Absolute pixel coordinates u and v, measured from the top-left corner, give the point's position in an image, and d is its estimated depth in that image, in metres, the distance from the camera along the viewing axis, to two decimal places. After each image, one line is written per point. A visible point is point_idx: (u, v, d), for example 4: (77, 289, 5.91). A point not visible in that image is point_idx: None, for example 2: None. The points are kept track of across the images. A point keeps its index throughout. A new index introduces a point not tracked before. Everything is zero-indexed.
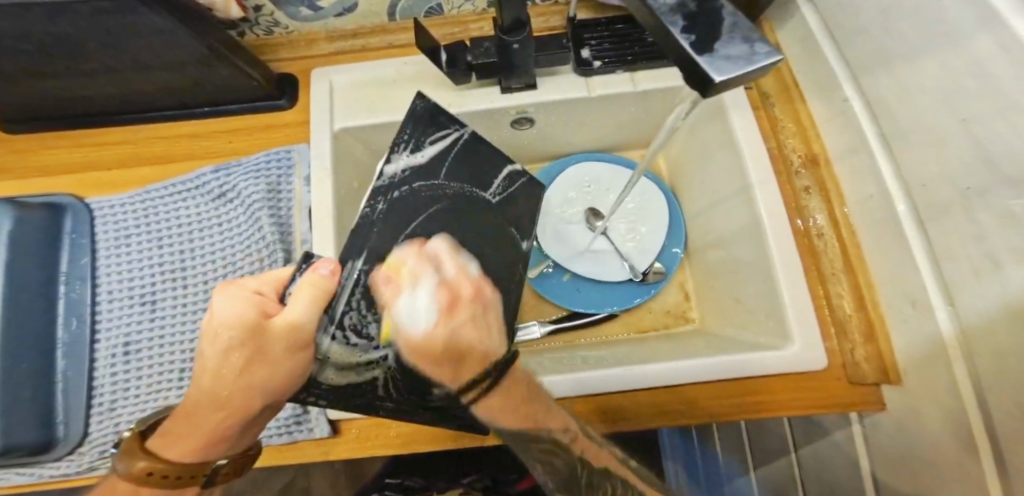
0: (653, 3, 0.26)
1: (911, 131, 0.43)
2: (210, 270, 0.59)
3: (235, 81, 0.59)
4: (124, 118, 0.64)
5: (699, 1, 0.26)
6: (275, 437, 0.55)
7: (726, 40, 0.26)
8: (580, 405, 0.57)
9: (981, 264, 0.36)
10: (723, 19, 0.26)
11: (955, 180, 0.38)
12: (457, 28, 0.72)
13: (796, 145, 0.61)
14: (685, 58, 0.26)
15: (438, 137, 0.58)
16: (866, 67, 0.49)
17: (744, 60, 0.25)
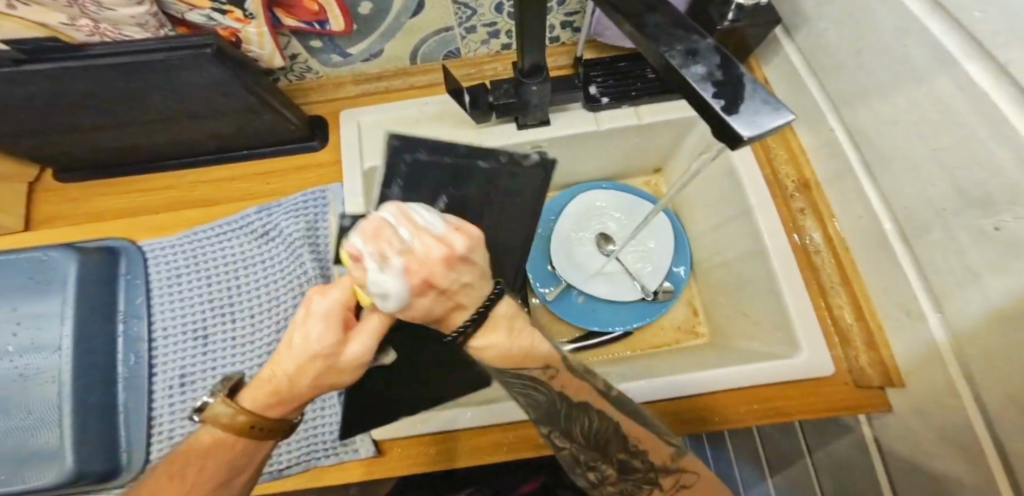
0: (686, 72, 0.33)
1: (901, 159, 0.49)
2: (257, 305, 0.63)
3: (276, 125, 0.63)
4: (170, 165, 0.68)
5: (724, 71, 0.33)
6: (323, 459, 0.59)
7: (749, 101, 0.31)
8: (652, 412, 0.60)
9: (965, 275, 0.42)
10: (744, 84, 0.32)
11: (943, 203, 0.44)
12: (474, 69, 0.79)
13: (790, 171, 0.67)
14: (717, 117, 0.31)
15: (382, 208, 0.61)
16: (855, 101, 0.55)
17: (764, 118, 0.31)
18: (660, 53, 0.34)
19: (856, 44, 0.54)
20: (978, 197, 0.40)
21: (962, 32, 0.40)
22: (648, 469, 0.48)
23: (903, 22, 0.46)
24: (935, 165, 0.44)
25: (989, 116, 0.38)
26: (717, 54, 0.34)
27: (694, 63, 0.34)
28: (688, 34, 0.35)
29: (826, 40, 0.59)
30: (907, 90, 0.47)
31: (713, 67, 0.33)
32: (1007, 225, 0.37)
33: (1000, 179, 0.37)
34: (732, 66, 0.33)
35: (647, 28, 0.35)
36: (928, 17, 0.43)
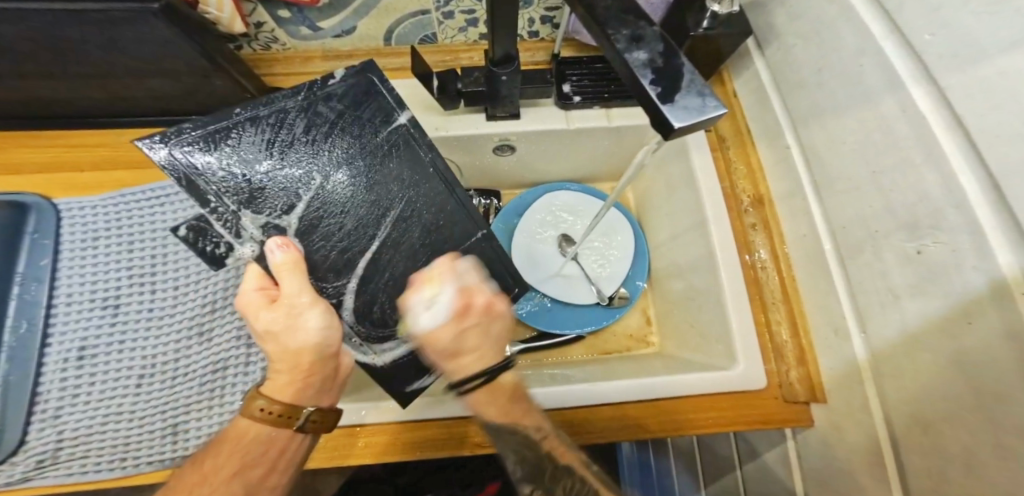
0: (628, 58, 0.33)
1: (845, 184, 0.49)
2: (182, 278, 0.62)
3: (230, 93, 0.61)
4: (103, 120, 0.64)
5: (664, 59, 0.33)
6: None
7: (685, 90, 0.32)
8: (585, 420, 0.59)
9: (886, 295, 0.43)
10: (680, 72, 0.32)
11: (877, 224, 0.44)
12: (448, 57, 0.78)
13: (746, 186, 0.67)
14: (652, 104, 0.32)
15: (224, 183, 0.46)
16: (813, 120, 0.56)
17: (696, 108, 0.31)
18: (606, 36, 0.34)
19: (818, 63, 0.55)
20: (904, 221, 0.41)
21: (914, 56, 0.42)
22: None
23: (863, 43, 0.47)
24: (873, 189, 0.45)
25: (927, 141, 0.39)
26: (660, 42, 0.34)
27: (637, 48, 0.33)
28: (639, 20, 0.35)
29: (793, 57, 0.60)
30: (858, 111, 0.48)
31: (656, 54, 0.33)
32: (928, 249, 0.38)
33: (926, 203, 0.38)
34: (676, 56, 0.33)
35: (597, 10, 0.35)
36: (886, 40, 0.44)
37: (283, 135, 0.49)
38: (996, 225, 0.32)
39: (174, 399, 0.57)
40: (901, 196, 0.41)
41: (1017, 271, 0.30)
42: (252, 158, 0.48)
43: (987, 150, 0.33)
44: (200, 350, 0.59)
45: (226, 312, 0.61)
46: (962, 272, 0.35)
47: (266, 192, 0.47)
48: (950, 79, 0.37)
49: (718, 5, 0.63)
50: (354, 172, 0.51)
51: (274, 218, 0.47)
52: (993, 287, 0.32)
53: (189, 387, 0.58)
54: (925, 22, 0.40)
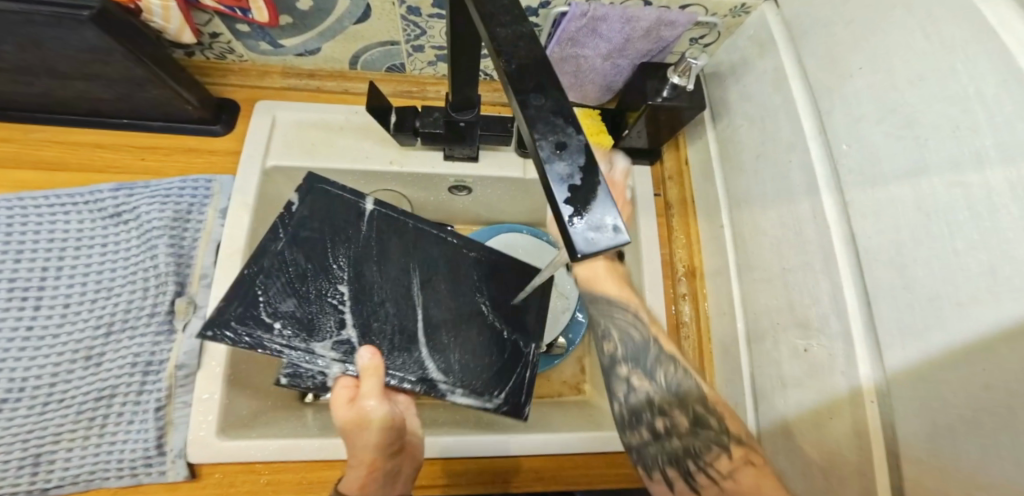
0: (548, 168, 0.27)
1: (763, 275, 0.50)
2: (78, 293, 0.54)
3: (168, 101, 0.59)
4: (21, 116, 0.60)
5: (586, 175, 0.27)
6: (109, 481, 0.48)
7: (598, 213, 0.27)
8: (502, 466, 0.58)
9: (777, 382, 0.46)
10: (598, 190, 0.27)
11: (785, 318, 0.45)
12: (415, 88, 0.77)
13: (682, 255, 0.67)
14: (561, 225, 0.27)
15: (325, 340, 0.51)
16: (739, 203, 0.57)
17: (602, 235, 0.27)
18: (530, 138, 0.28)
19: (754, 150, 0.54)
20: (801, 318, 0.42)
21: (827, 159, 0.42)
22: (723, 431, 0.44)
23: (793, 139, 0.47)
24: (782, 282, 0.46)
25: (825, 248, 0.40)
26: (584, 153, 0.28)
27: (559, 155, 0.28)
28: (568, 122, 0.29)
29: (737, 138, 0.59)
30: (779, 204, 0.48)
31: (578, 168, 0.27)
32: (813, 348, 0.40)
33: (820, 307, 0.40)
34: (598, 171, 0.28)
35: (528, 107, 0.29)
36: (813, 140, 0.44)
37: (292, 270, 0.52)
38: (864, 340, 0.35)
39: (41, 427, 0.48)
40: (805, 299, 0.42)
41: (875, 386, 0.34)
42: (307, 301, 0.52)
43: (865, 266, 0.36)
44: (82, 376, 0.51)
45: (123, 336, 0.53)
46: (833, 375, 0.38)
47: (317, 321, 0.51)
48: (854, 196, 0.38)
49: (680, 78, 0.59)
50: (369, 267, 0.56)
51: (336, 336, 0.51)
52: (854, 394, 0.36)
53: (63, 414, 0.49)
54: (842, 132, 0.40)
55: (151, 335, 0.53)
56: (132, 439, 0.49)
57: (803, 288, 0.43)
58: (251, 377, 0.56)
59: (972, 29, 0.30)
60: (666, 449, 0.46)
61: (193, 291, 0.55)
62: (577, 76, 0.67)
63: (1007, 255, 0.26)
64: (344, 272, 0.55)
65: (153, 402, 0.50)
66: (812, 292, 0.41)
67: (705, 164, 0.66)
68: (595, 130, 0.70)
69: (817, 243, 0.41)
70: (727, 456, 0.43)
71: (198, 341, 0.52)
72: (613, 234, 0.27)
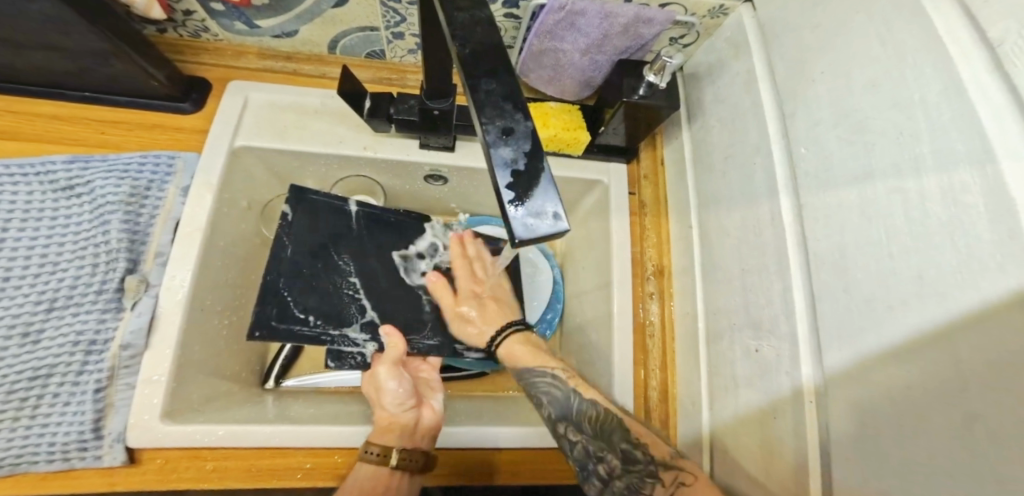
0: (490, 153, 0.26)
1: (723, 276, 0.50)
2: (19, 268, 0.52)
3: (133, 76, 0.58)
4: None
5: (531, 160, 0.26)
6: (38, 465, 0.47)
7: (539, 200, 0.25)
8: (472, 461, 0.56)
9: (730, 381, 0.46)
10: (541, 176, 0.26)
11: (743, 321, 0.45)
12: (395, 75, 0.73)
13: (653, 254, 0.67)
14: (501, 210, 0.25)
15: (354, 324, 0.58)
16: (705, 205, 0.57)
17: (542, 221, 0.25)
18: (477, 124, 0.27)
19: (722, 152, 0.53)
20: (754, 318, 0.43)
21: (785, 159, 0.42)
22: (650, 462, 0.45)
23: (758, 141, 0.46)
24: (740, 283, 0.46)
25: (780, 251, 0.40)
26: (531, 139, 0.27)
27: (504, 140, 0.26)
28: (517, 108, 0.28)
29: (709, 140, 0.57)
30: (741, 206, 0.48)
31: (522, 153, 0.26)
32: (763, 349, 0.41)
33: (772, 308, 0.40)
34: (543, 157, 0.26)
35: (477, 90, 0.28)
36: (775, 141, 0.43)
37: (308, 271, 0.59)
38: (806, 338, 0.36)
39: None
40: (760, 302, 0.42)
41: (816, 387, 0.35)
42: (327, 293, 0.58)
43: (813, 269, 0.36)
44: (17, 354, 0.49)
45: (66, 313, 0.52)
46: (780, 375, 0.38)
47: (341, 309, 0.58)
48: (809, 199, 0.38)
49: (656, 76, 0.58)
50: (373, 255, 0.63)
51: (361, 319, 0.58)
52: (796, 394, 0.36)
53: None
54: (801, 135, 0.40)
55: (98, 312, 0.52)
56: (68, 422, 0.48)
57: (758, 289, 0.43)
58: (204, 362, 0.56)
59: (921, 33, 0.30)
60: (617, 495, 0.45)
61: (146, 269, 0.55)
62: (556, 71, 0.66)
63: (935, 259, 0.26)
64: (354, 270, 0.61)
65: (93, 383, 0.50)
66: (766, 297, 0.41)
67: (678, 164, 0.65)
68: (573, 124, 0.68)
69: (774, 244, 0.41)
70: (660, 488, 0.43)
71: (146, 321, 0.52)
72: (553, 222, 0.25)
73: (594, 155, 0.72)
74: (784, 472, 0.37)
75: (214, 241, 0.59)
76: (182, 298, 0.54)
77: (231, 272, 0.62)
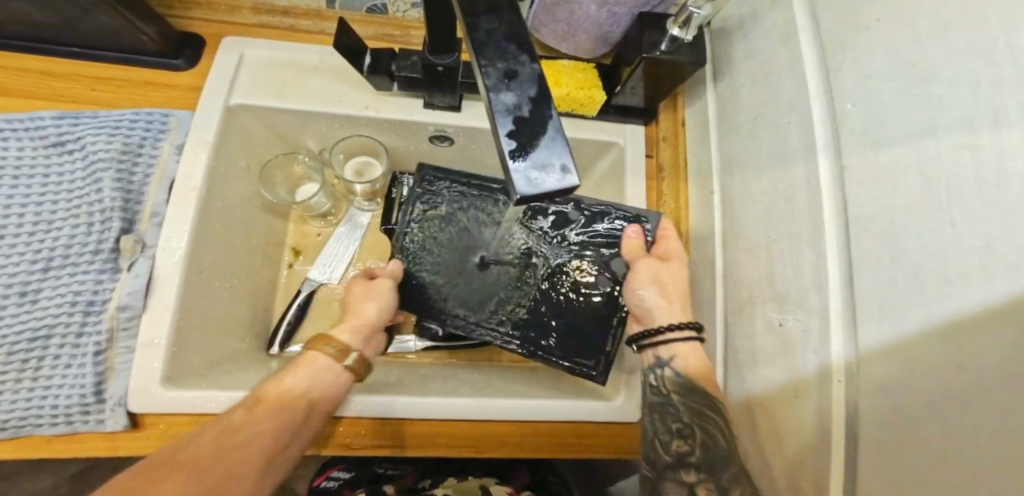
0: (490, 99, 0.22)
1: (746, 244, 0.46)
2: (13, 227, 0.51)
3: (120, 30, 0.54)
4: None
5: (536, 107, 0.23)
6: (43, 427, 0.47)
7: (545, 150, 0.22)
8: (463, 431, 0.55)
9: (749, 357, 0.43)
10: (547, 124, 0.22)
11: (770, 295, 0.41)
12: (398, 31, 0.68)
13: (669, 221, 0.63)
14: (501, 164, 0.22)
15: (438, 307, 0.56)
16: (727, 167, 0.53)
17: (548, 176, 0.21)
18: (477, 67, 0.24)
19: (753, 111, 0.48)
20: (779, 291, 0.39)
21: (827, 110, 0.37)
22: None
23: (796, 97, 0.41)
24: (765, 253, 0.42)
25: (814, 216, 0.36)
26: (538, 83, 0.23)
27: (506, 84, 0.23)
28: (522, 50, 0.24)
29: (739, 99, 0.52)
30: (772, 170, 0.43)
31: (527, 100, 0.23)
32: (788, 323, 0.38)
33: (800, 280, 0.37)
34: (550, 105, 0.23)
35: (476, 29, 0.24)
36: (816, 97, 0.38)
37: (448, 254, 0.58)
38: (838, 311, 0.32)
39: None
40: (785, 272, 0.39)
41: (844, 365, 0.32)
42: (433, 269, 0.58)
43: (855, 238, 0.32)
44: (15, 314, 0.49)
45: (63, 273, 0.50)
46: (804, 353, 0.35)
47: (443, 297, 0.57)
48: (856, 159, 0.33)
49: (681, 28, 0.53)
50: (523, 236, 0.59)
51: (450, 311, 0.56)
52: (824, 374, 0.33)
53: None
54: (848, 89, 0.35)
55: (94, 273, 0.51)
56: (70, 384, 0.48)
57: (784, 258, 0.39)
58: (204, 326, 0.56)
59: None
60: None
61: (142, 230, 0.53)
62: (570, 24, 0.61)
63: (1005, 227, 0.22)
64: (461, 248, 0.59)
65: (93, 346, 0.49)
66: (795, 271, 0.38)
67: (702, 126, 0.60)
68: (587, 83, 0.63)
69: (808, 208, 0.37)
70: None
71: (143, 284, 0.51)
72: (561, 177, 0.22)
73: (610, 117, 0.67)
74: (802, 448, 0.35)
75: (211, 202, 0.57)
76: (179, 261, 0.53)
77: (230, 235, 0.60)
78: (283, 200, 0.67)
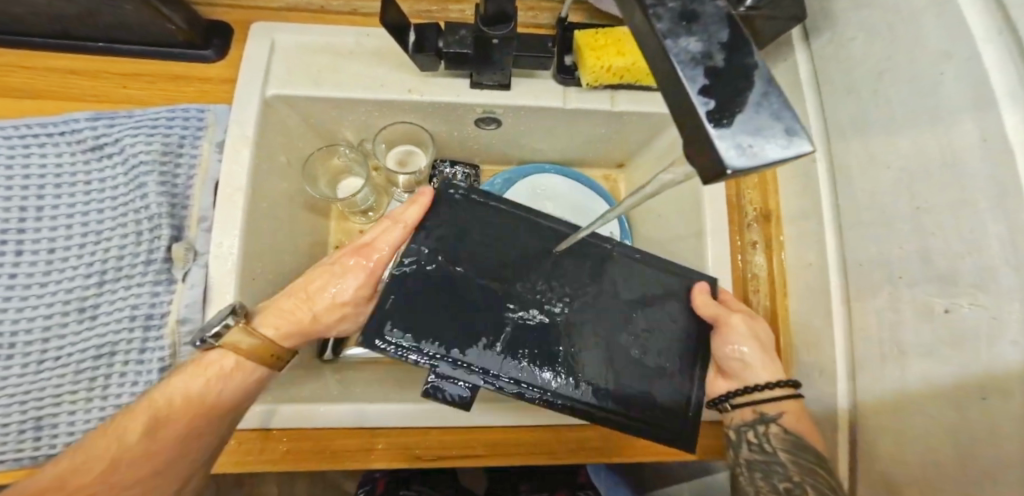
0: (669, 46, 0.17)
1: (875, 219, 0.40)
2: (62, 239, 0.47)
3: (146, 20, 0.50)
4: None
5: (732, 55, 0.17)
6: None
7: (755, 112, 0.16)
8: (540, 438, 0.51)
9: (892, 349, 0.38)
10: (752, 77, 0.17)
11: (924, 278, 0.35)
12: (435, 7, 0.62)
13: (754, 196, 0.56)
14: (694, 133, 0.16)
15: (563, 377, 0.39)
16: (834, 132, 0.46)
17: (768, 144, 0.15)
18: (637, 8, 0.18)
19: (875, 66, 0.41)
20: (941, 272, 0.33)
21: (1012, 47, 0.30)
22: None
23: (946, 42, 0.34)
24: (911, 228, 0.36)
25: (996, 181, 0.29)
26: (728, 25, 0.18)
27: (687, 28, 0.17)
28: None
29: (848, 56, 0.45)
30: (918, 131, 0.36)
31: (717, 46, 0.17)
32: (959, 310, 0.32)
33: (976, 258, 0.30)
34: (748, 53, 0.17)
35: None
36: (991, 34, 0.31)
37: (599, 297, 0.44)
38: None
39: (39, 388, 0.44)
40: (949, 248, 0.32)
41: None
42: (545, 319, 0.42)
43: None
44: (77, 330, 0.45)
45: (118, 286, 0.47)
46: (996, 346, 0.29)
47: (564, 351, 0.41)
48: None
49: None
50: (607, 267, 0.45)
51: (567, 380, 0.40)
52: None
53: (61, 374, 0.44)
54: None
55: (149, 285, 0.47)
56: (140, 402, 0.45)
57: (944, 233, 0.33)
58: None
59: None
60: None
61: (191, 236, 0.50)
62: None
63: None
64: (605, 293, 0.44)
65: (157, 362, 0.46)
66: (967, 248, 0.31)
67: (793, 88, 0.52)
68: None
69: (986, 170, 0.30)
70: None
71: (201, 293, 0.47)
72: (782, 143, 0.16)
73: None
74: (1012, 464, 0.27)
75: (258, 204, 0.53)
76: (233, 267, 0.48)
77: (279, 237, 0.57)
78: (327, 196, 0.63)
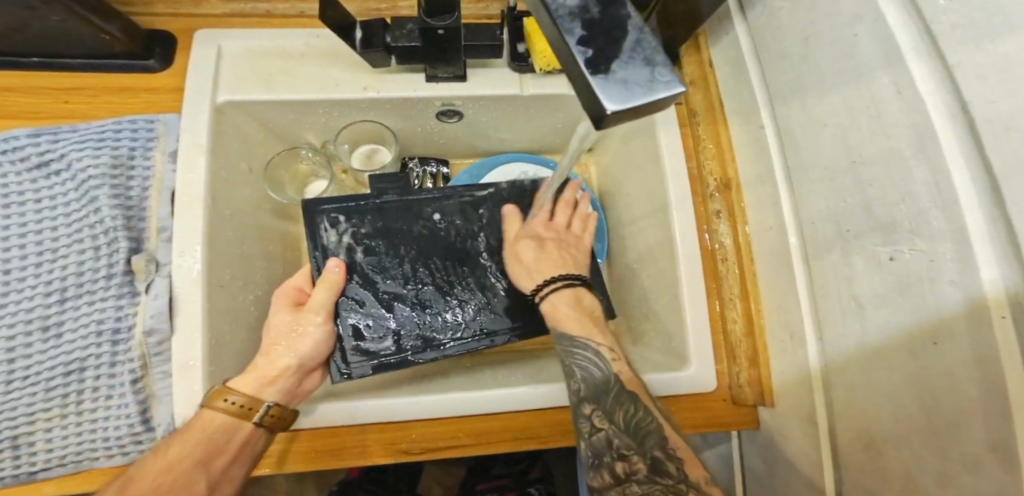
0: (550, 4, 0.20)
1: (821, 177, 0.40)
2: (17, 259, 0.46)
3: (80, 31, 0.49)
4: None
5: (606, 8, 0.20)
6: (98, 460, 0.44)
7: (629, 57, 0.19)
8: (529, 423, 0.51)
9: (848, 302, 0.38)
10: (625, 26, 0.20)
11: (869, 229, 0.35)
12: (384, 4, 0.62)
13: (713, 168, 0.57)
14: (580, 78, 0.19)
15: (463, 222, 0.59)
16: (777, 97, 0.46)
17: (643, 84, 0.19)
18: None
19: (802, 29, 0.41)
20: (882, 220, 0.33)
21: (907, 3, 0.30)
22: (681, 480, 0.40)
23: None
24: (852, 181, 0.36)
25: (916, 128, 0.29)
26: None
27: None
28: None
29: (778, 24, 0.45)
30: (846, 86, 0.36)
31: (592, 1, 0.20)
32: (901, 256, 0.32)
33: (909, 203, 0.31)
34: (619, 6, 0.20)
35: None
36: None
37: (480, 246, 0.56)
38: (985, 232, 0.25)
39: (11, 408, 0.43)
40: (886, 196, 0.33)
41: (1002, 294, 0.24)
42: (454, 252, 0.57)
43: (981, 140, 0.25)
44: (43, 349, 0.45)
45: (81, 302, 0.46)
46: (937, 286, 0.29)
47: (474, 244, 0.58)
48: (961, 56, 0.26)
49: None
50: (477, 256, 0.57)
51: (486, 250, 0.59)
52: (973, 311, 0.26)
53: (31, 393, 0.44)
54: None
55: (112, 300, 0.47)
56: (114, 417, 0.45)
57: (881, 182, 0.33)
58: (234, 342, 0.52)
59: None
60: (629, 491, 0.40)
61: (152, 248, 0.49)
62: None
63: None
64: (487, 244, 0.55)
65: (128, 375, 0.45)
66: (900, 194, 0.32)
67: (737, 58, 0.53)
68: None
69: (906, 116, 0.30)
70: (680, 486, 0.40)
71: (165, 304, 0.46)
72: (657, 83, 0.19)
73: None
74: (965, 404, 0.27)
75: (218, 211, 0.52)
76: (197, 275, 0.48)
77: (247, 244, 0.56)
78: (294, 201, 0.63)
